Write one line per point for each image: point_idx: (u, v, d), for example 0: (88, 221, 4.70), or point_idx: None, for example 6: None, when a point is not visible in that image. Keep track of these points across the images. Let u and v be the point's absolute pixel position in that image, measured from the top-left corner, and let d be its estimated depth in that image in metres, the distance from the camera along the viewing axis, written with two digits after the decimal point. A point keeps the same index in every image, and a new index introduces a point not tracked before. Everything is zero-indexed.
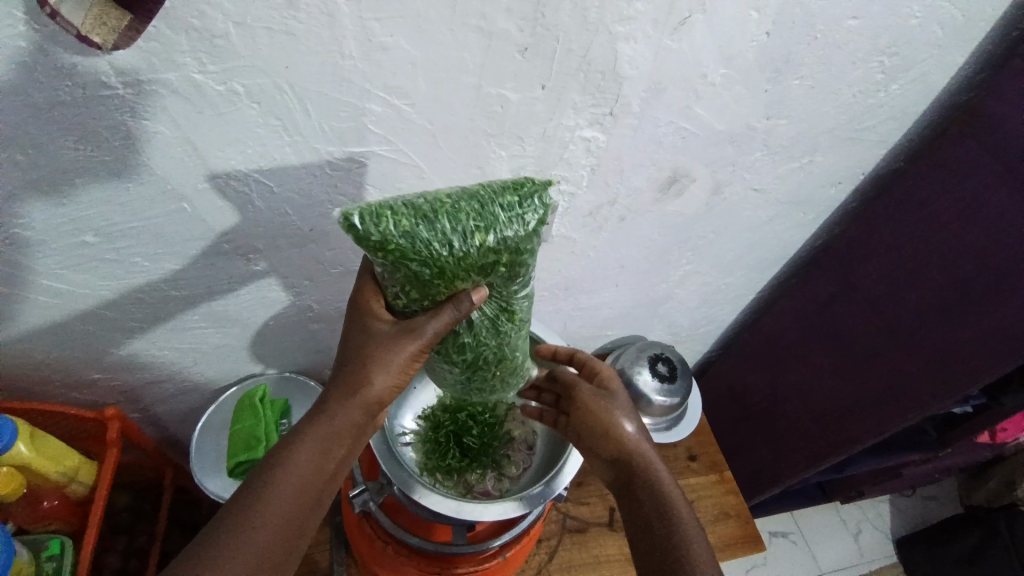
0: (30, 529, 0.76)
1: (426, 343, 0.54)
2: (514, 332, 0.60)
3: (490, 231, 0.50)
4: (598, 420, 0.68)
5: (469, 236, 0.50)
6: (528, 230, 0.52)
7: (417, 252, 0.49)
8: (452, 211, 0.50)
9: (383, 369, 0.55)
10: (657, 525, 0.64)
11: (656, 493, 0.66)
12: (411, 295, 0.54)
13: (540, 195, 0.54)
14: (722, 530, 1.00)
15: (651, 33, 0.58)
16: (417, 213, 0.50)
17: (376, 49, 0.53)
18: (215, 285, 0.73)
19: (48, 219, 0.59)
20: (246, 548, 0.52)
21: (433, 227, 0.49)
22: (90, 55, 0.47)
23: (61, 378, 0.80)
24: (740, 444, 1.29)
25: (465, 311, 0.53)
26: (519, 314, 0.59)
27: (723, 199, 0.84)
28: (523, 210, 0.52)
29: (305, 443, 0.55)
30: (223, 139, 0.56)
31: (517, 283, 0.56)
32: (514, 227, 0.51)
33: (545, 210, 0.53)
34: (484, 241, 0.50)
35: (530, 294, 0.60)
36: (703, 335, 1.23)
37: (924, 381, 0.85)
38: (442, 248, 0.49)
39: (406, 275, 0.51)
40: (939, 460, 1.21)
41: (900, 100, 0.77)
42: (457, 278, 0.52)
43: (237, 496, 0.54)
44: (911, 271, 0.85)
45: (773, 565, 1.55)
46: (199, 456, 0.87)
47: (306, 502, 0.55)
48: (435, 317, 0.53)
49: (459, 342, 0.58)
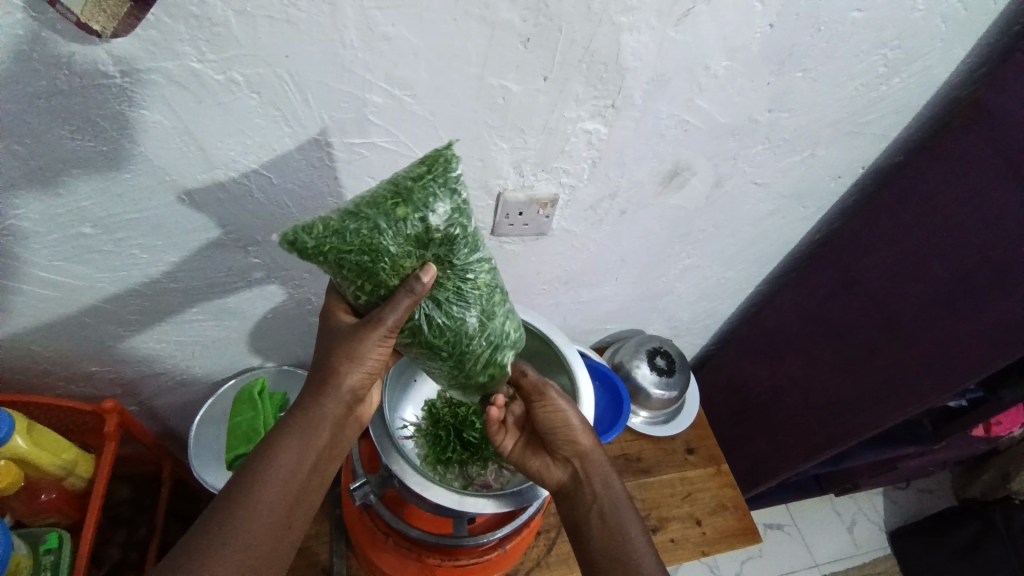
0: (29, 522, 0.76)
1: (389, 329, 0.54)
2: (483, 299, 0.58)
3: (412, 205, 0.51)
4: (557, 420, 0.67)
5: (392, 215, 0.51)
6: (444, 191, 0.52)
7: (351, 243, 0.51)
8: (371, 201, 0.52)
9: (348, 362, 0.55)
10: (602, 527, 0.65)
11: (608, 498, 0.67)
12: (367, 289, 0.54)
13: (444, 154, 0.55)
14: (720, 522, 1.00)
15: (655, 24, 0.58)
16: (344, 213, 0.52)
17: (378, 38, 0.52)
18: (214, 278, 0.73)
19: (47, 210, 0.59)
20: (236, 544, 0.51)
21: (358, 218, 0.51)
22: (88, 43, 0.46)
23: (58, 372, 0.80)
24: (738, 437, 1.29)
25: (420, 293, 0.52)
26: (483, 279, 0.58)
27: (724, 192, 0.84)
28: (434, 174, 0.53)
29: (284, 438, 0.55)
30: (223, 130, 0.56)
31: (465, 247, 0.55)
32: (429, 192, 0.52)
33: (452, 165, 0.53)
34: (406, 215, 0.51)
35: (489, 255, 0.59)
36: (702, 329, 1.23)
37: (924, 374, 0.85)
38: (373, 233, 0.51)
39: (352, 271, 0.52)
40: (935, 454, 1.22)
41: (902, 93, 0.76)
42: (400, 259, 0.52)
43: (223, 495, 0.53)
44: (912, 266, 0.85)
45: (768, 557, 1.56)
46: (198, 450, 0.88)
47: (291, 493, 0.55)
48: (391, 305, 0.52)
49: (435, 326, 0.57)
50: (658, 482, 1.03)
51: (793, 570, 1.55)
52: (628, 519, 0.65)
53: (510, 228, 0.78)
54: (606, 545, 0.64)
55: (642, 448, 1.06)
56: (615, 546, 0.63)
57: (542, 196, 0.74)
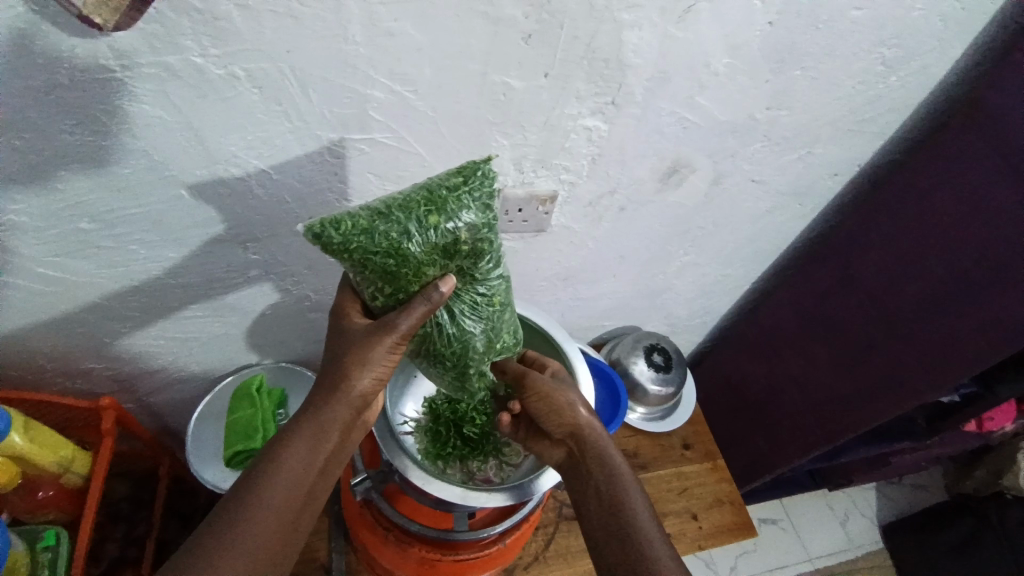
0: (25, 520, 0.76)
1: (401, 336, 0.54)
2: (496, 317, 0.60)
3: (444, 214, 0.52)
4: (548, 403, 0.68)
5: (424, 222, 0.51)
6: (479, 205, 0.53)
7: (378, 245, 0.51)
8: (404, 204, 0.52)
9: (361, 366, 0.55)
10: (606, 505, 0.64)
11: (609, 474, 0.65)
12: (385, 291, 0.54)
13: (482, 169, 0.55)
14: (717, 517, 1.01)
15: (657, 22, 0.58)
16: (373, 212, 0.52)
17: (381, 34, 0.52)
18: (213, 274, 0.72)
19: (45, 205, 0.58)
20: (241, 546, 0.51)
21: (388, 219, 0.51)
22: (90, 37, 0.46)
23: (55, 368, 0.79)
24: (734, 434, 1.31)
25: (437, 301, 0.53)
26: (499, 297, 0.60)
27: (722, 190, 0.84)
28: (470, 187, 0.54)
29: (292, 441, 0.55)
30: (224, 125, 0.56)
31: (486, 261, 0.57)
32: (465, 205, 0.53)
33: (490, 182, 0.54)
34: (438, 224, 0.52)
35: (506, 275, 0.61)
36: (699, 325, 1.23)
37: (919, 371, 0.86)
38: (401, 238, 0.51)
39: (375, 272, 0.53)
40: (929, 449, 1.24)
41: (900, 92, 0.77)
42: (424, 266, 0.53)
43: (230, 495, 0.53)
44: (907, 264, 0.86)
45: (763, 552, 1.58)
46: (196, 445, 0.87)
47: (297, 497, 0.54)
48: (407, 311, 0.53)
49: (445, 336, 0.58)
50: (655, 477, 1.04)
51: (786, 564, 1.56)
52: (634, 495, 0.64)
53: (510, 225, 0.78)
54: (604, 519, 0.63)
55: (639, 444, 1.07)
56: (614, 518, 0.63)
57: (542, 192, 0.74)
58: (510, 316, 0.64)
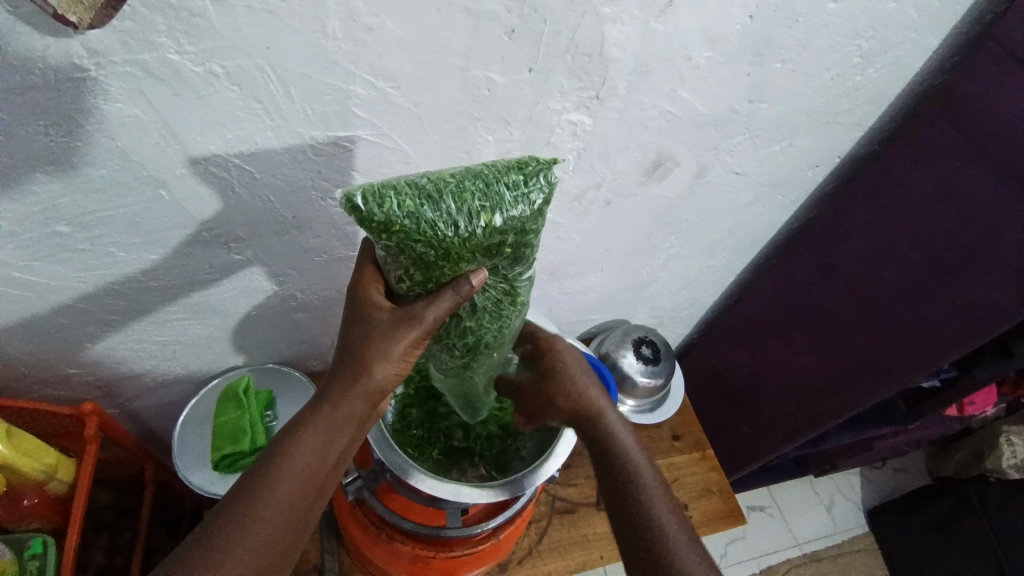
0: (10, 528, 0.74)
1: (426, 330, 0.53)
2: (514, 314, 0.60)
3: (495, 209, 0.48)
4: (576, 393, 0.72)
5: (475, 216, 0.48)
6: (534, 209, 0.50)
7: (422, 233, 0.47)
8: (456, 189, 0.48)
9: (381, 360, 0.54)
10: (622, 493, 0.67)
11: (622, 460, 0.69)
12: (415, 278, 0.52)
13: (546, 173, 0.51)
14: (706, 505, 1.03)
15: (638, 15, 0.58)
16: (421, 192, 0.48)
17: (362, 29, 0.52)
18: (194, 276, 0.71)
19: (20, 208, 0.57)
20: (249, 540, 0.51)
21: (438, 206, 0.47)
22: (62, 36, 0.45)
23: (35, 374, 0.78)
24: (722, 421, 1.32)
25: (465, 294, 0.52)
26: (521, 297, 0.59)
27: (705, 182, 0.85)
28: (529, 188, 0.50)
29: (306, 434, 0.54)
30: (204, 123, 0.55)
31: (522, 265, 0.55)
32: (519, 207, 0.49)
33: (551, 189, 0.50)
34: (490, 222, 0.48)
35: (532, 276, 0.60)
36: (685, 317, 1.24)
37: (897, 355, 0.88)
38: (448, 229, 0.47)
39: (410, 258, 0.49)
40: (910, 433, 1.27)
41: (875, 84, 0.78)
42: (462, 260, 0.50)
43: (239, 487, 0.53)
44: (884, 251, 0.88)
45: (750, 539, 1.60)
46: (183, 449, 0.86)
47: (309, 492, 0.54)
48: (435, 302, 0.52)
49: (461, 327, 0.58)
50: None
51: (773, 550, 1.59)
52: (650, 487, 0.66)
53: None
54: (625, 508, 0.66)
55: None
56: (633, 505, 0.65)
57: None
58: (520, 319, 0.64)
